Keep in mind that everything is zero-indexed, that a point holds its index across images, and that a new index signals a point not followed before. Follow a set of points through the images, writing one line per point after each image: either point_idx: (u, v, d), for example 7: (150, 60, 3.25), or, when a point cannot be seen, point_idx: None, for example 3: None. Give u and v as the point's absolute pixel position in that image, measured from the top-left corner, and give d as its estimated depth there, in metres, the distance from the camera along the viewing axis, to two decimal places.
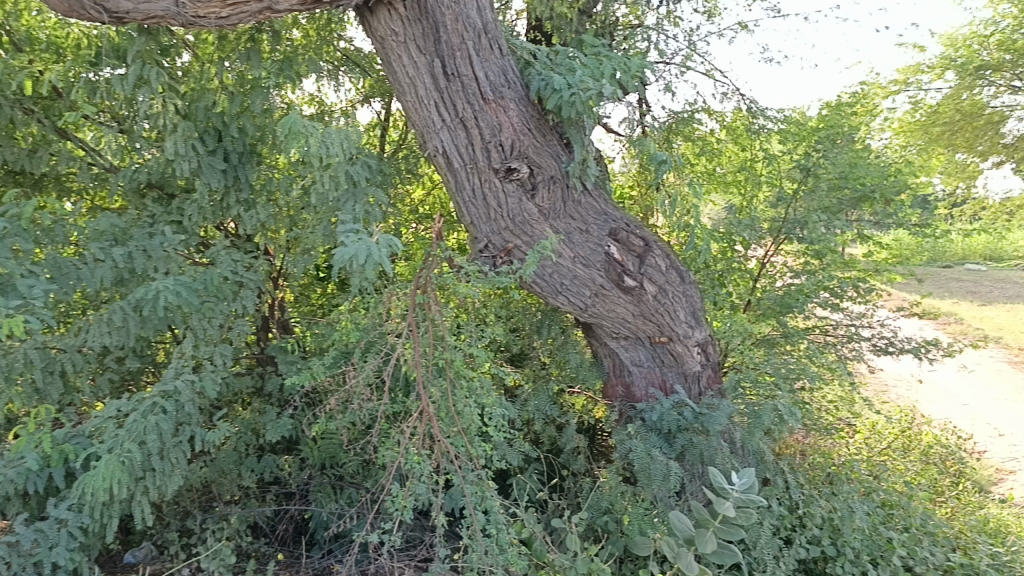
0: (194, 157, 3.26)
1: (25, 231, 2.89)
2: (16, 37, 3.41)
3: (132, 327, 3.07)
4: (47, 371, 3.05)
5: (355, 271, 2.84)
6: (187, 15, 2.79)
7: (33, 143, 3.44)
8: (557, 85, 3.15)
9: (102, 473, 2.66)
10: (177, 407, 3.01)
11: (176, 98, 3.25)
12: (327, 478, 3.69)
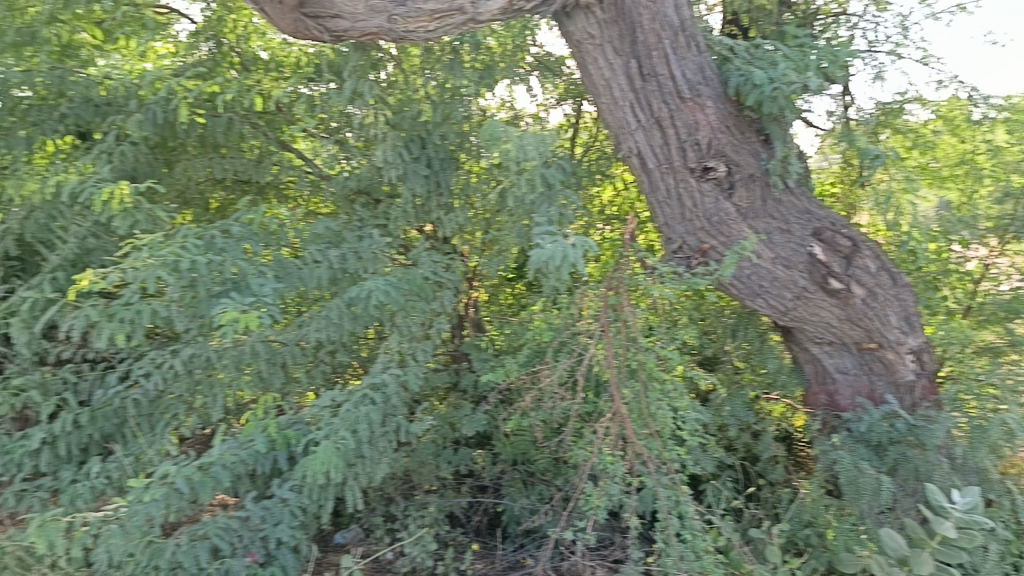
0: (401, 164, 3.48)
1: (256, 235, 3.22)
2: (245, 58, 3.77)
3: (346, 325, 3.26)
4: (271, 363, 3.31)
5: (551, 273, 2.90)
6: (398, 30, 2.96)
7: (259, 154, 3.78)
8: (758, 81, 3.05)
9: (323, 458, 2.89)
10: (385, 400, 3.19)
11: (385, 108, 3.48)
12: (519, 474, 3.77)
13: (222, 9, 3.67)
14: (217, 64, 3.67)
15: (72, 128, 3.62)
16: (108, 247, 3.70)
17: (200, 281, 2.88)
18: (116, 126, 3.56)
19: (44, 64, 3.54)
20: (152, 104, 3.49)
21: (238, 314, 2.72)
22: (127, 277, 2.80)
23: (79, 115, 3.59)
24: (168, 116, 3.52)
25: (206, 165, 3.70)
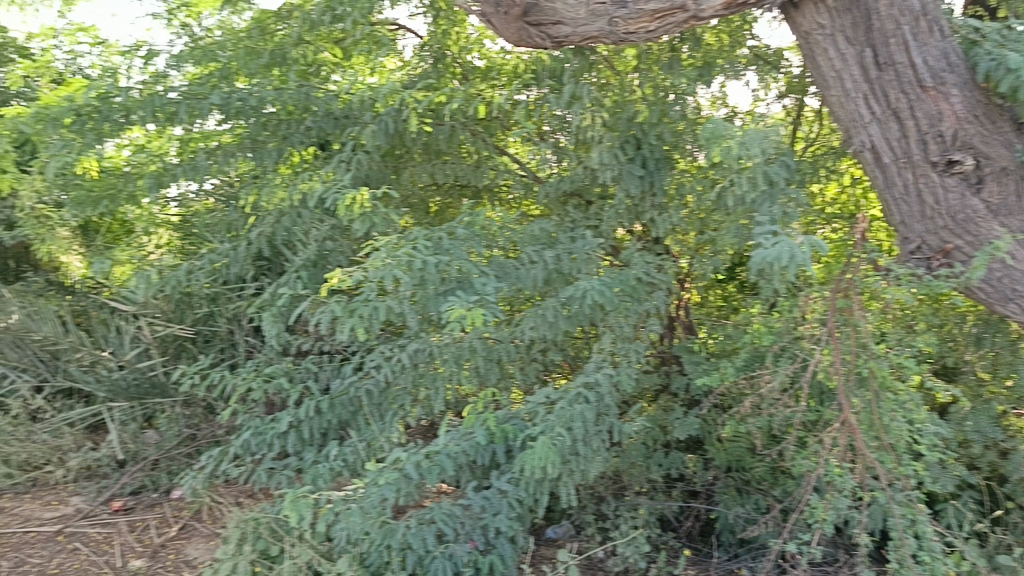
0: (616, 165, 3.48)
1: (479, 236, 3.37)
2: (466, 68, 3.96)
3: (561, 324, 3.32)
4: (488, 359, 3.43)
5: (775, 273, 2.79)
6: (619, 33, 2.99)
7: (477, 159, 3.96)
8: (1014, 64, 2.81)
9: (540, 453, 2.96)
10: (599, 398, 3.21)
11: (602, 110, 3.46)
12: (733, 481, 3.67)
13: (445, 23, 3.88)
14: (440, 74, 3.88)
15: (314, 140, 3.95)
16: (345, 249, 4.02)
17: (429, 280, 3.05)
18: (354, 137, 3.81)
19: (291, 83, 3.90)
20: (385, 115, 3.71)
21: (465, 311, 2.85)
22: (368, 276, 2.99)
23: (321, 127, 3.88)
24: (398, 126, 3.72)
25: (429, 172, 3.96)
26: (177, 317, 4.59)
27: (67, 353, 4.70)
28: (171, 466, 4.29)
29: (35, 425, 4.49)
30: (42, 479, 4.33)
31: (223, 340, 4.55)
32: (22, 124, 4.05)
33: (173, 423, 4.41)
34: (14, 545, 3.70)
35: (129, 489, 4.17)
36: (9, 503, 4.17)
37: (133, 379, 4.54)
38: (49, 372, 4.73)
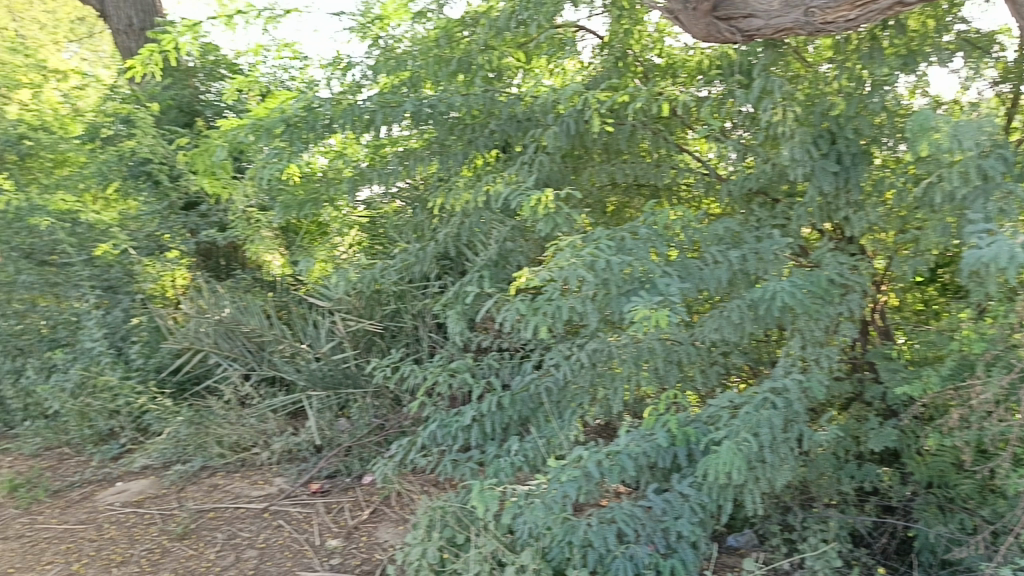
0: (809, 161, 3.32)
1: (662, 236, 3.34)
2: (647, 66, 3.92)
3: (747, 325, 3.21)
4: (668, 360, 3.38)
5: (991, 275, 2.58)
6: (816, 23, 2.98)
7: (658, 158, 3.90)
8: None
9: (724, 458, 2.89)
10: (788, 404, 3.08)
11: (794, 105, 3.35)
12: (934, 498, 3.44)
13: (627, 22, 3.83)
14: (622, 73, 3.86)
15: (498, 143, 4.03)
16: (526, 250, 4.11)
17: (613, 280, 3.05)
18: (536, 139, 3.84)
19: (477, 88, 4.00)
20: (567, 116, 3.71)
21: (650, 312, 2.86)
22: (552, 276, 3.05)
23: (506, 130, 3.94)
24: (580, 127, 3.71)
25: (609, 172, 3.94)
26: (367, 312, 4.84)
27: (271, 345, 5.10)
28: (362, 453, 4.56)
29: (244, 410, 4.94)
30: (249, 459, 4.70)
31: (408, 336, 4.83)
32: (237, 135, 4.38)
33: (364, 412, 4.71)
34: (227, 518, 4.05)
35: (326, 472, 4.47)
36: (222, 480, 4.56)
37: (328, 370, 4.86)
38: (256, 362, 5.18)
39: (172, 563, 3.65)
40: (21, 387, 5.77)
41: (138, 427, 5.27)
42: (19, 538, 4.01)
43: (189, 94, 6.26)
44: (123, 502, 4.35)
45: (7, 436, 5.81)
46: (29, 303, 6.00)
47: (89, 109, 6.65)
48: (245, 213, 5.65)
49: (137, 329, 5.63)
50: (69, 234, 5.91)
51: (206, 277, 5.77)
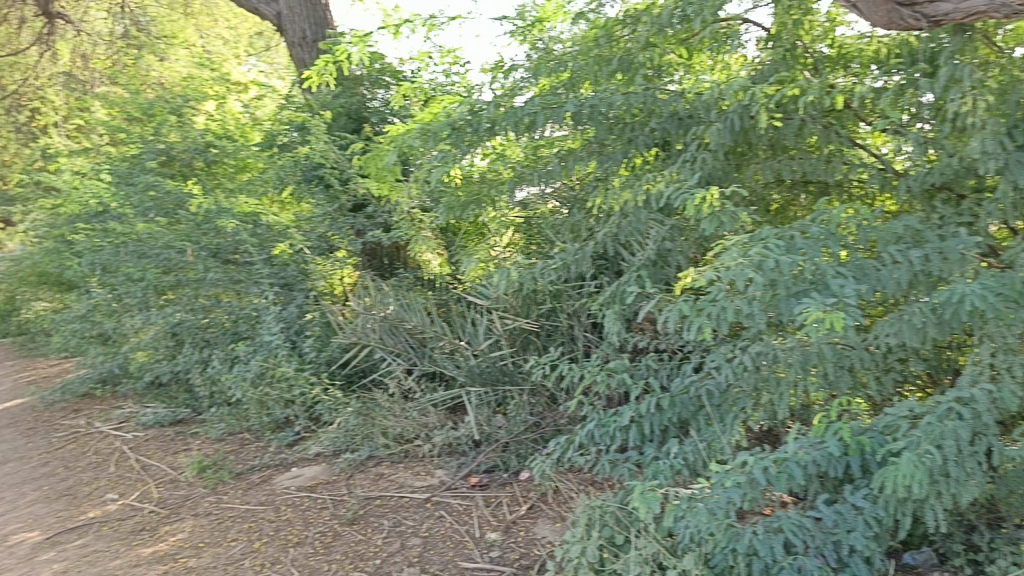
0: (1003, 154, 3.06)
1: (834, 235, 3.19)
2: (817, 58, 3.75)
3: (930, 330, 3.00)
4: (838, 366, 3.22)
5: None
6: (1014, 5, 2.85)
7: (829, 153, 3.70)
8: None
9: (905, 471, 2.73)
10: (975, 416, 2.86)
11: (987, 93, 3.07)
12: None
13: (797, 13, 3.65)
14: (789, 65, 3.69)
15: (657, 141, 3.96)
16: (685, 249, 4.03)
17: (782, 281, 2.95)
18: (698, 136, 3.75)
19: (638, 87, 3.92)
20: (731, 111, 3.60)
21: (823, 314, 2.74)
22: (719, 276, 2.98)
23: (666, 128, 3.87)
24: (745, 123, 3.60)
25: (775, 168, 3.77)
26: (523, 311, 4.92)
27: (432, 341, 5.29)
28: (519, 450, 4.60)
29: (407, 403, 5.16)
30: (412, 451, 4.89)
31: (563, 334, 4.86)
32: (406, 139, 4.48)
33: (520, 409, 4.77)
34: (393, 507, 4.21)
35: (484, 467, 4.55)
36: (387, 470, 4.78)
37: (485, 366, 4.99)
38: (418, 357, 5.38)
39: (343, 546, 3.82)
40: (207, 376, 6.26)
41: (311, 416, 5.60)
42: (207, 515, 4.36)
43: (356, 101, 6.58)
44: (298, 487, 4.64)
45: (196, 422, 6.31)
46: (214, 299, 6.53)
47: (268, 119, 7.14)
48: (410, 214, 5.87)
49: (310, 324, 5.95)
50: (251, 235, 6.30)
51: (372, 275, 6.05)
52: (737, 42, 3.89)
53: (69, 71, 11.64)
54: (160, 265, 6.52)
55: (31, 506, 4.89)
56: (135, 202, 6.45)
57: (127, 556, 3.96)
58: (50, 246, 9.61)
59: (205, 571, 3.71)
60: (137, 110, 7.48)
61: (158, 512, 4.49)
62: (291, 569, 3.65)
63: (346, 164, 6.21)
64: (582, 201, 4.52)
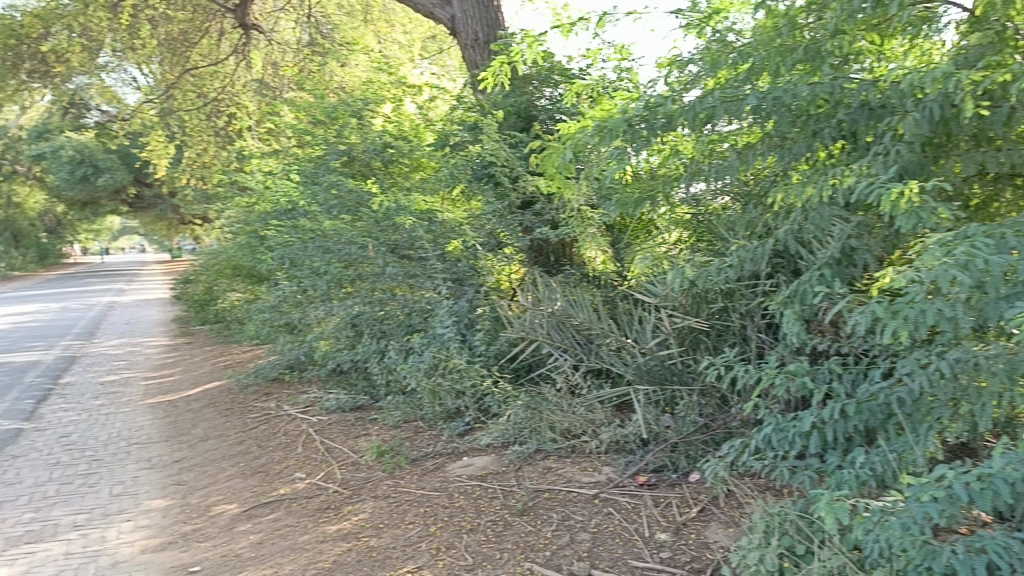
0: None
1: None
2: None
3: None
4: None
5: None
6: None
7: None
8: None
9: None
10: None
11: None
12: None
13: None
14: (998, 48, 3.40)
15: (844, 134, 3.74)
16: (874, 248, 3.80)
17: (991, 282, 2.74)
18: (891, 127, 3.52)
19: (824, 78, 3.73)
20: (930, 100, 3.35)
21: None
22: (919, 276, 2.80)
23: (855, 120, 3.67)
24: (946, 112, 3.36)
25: (979, 160, 3.46)
26: (693, 310, 4.85)
27: (598, 338, 5.28)
28: (688, 451, 4.53)
29: (574, 398, 5.20)
30: (579, 447, 4.92)
31: (735, 335, 4.73)
32: (584, 135, 4.27)
33: (689, 409, 4.66)
34: (561, 500, 4.24)
35: (652, 466, 4.50)
36: (555, 464, 4.83)
37: (654, 365, 4.92)
38: (585, 354, 5.40)
39: (514, 536, 3.89)
40: (385, 365, 6.61)
41: (480, 407, 5.77)
42: (386, 498, 4.58)
43: (526, 101, 6.70)
44: (469, 476, 4.78)
45: (374, 409, 6.71)
46: (389, 293, 6.73)
47: (441, 120, 7.42)
48: (581, 212, 5.94)
49: (481, 319, 6.08)
50: (426, 232, 6.42)
51: (538, 270, 6.15)
52: (934, 28, 3.68)
53: (260, 78, 12.52)
54: (342, 260, 6.70)
55: (230, 480, 5.33)
56: (320, 200, 6.76)
57: (315, 532, 4.23)
58: (243, 241, 10.40)
59: (385, 551, 3.88)
60: (322, 114, 7.95)
61: (342, 492, 4.77)
62: (465, 555, 3.76)
63: (516, 162, 6.32)
64: (758, 197, 4.33)
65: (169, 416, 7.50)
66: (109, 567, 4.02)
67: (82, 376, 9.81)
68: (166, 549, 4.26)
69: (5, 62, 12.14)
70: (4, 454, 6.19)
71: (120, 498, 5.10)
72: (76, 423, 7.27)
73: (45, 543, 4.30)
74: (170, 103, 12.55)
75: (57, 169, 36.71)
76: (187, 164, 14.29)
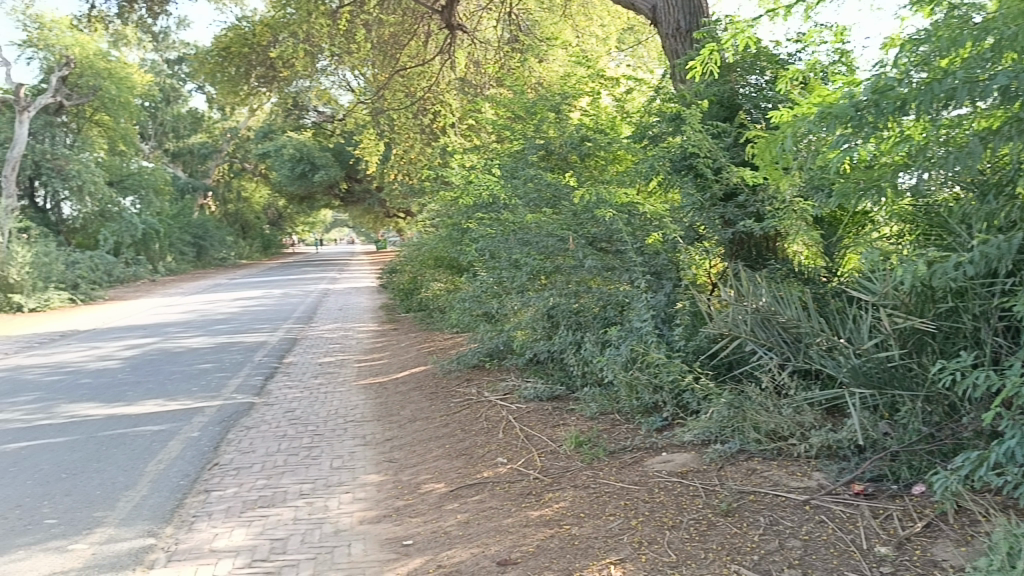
0: None
1: None
2: None
3: None
4: None
5: None
6: None
7: None
8: None
9: None
10: None
11: None
12: None
13: None
14: None
15: None
16: None
17: None
18: None
19: None
20: None
21: None
22: None
23: None
24: None
25: None
26: (917, 310, 4.50)
27: (808, 337, 5.00)
28: (911, 461, 4.22)
29: (781, 399, 4.97)
30: (786, 449, 4.68)
31: (966, 337, 4.35)
32: (806, 123, 4.08)
33: (913, 416, 4.33)
34: (768, 504, 4.08)
35: (870, 475, 4.25)
36: (760, 466, 4.60)
37: (873, 368, 4.58)
38: (793, 352, 5.16)
39: (719, 537, 3.78)
40: (580, 357, 6.63)
41: (679, 403, 5.65)
42: (586, 488, 4.61)
43: (730, 89, 6.43)
44: (669, 472, 4.70)
45: (570, 399, 6.79)
46: (585, 285, 6.75)
47: (638, 111, 7.32)
48: (793, 204, 5.60)
49: (680, 313, 5.89)
50: (626, 224, 6.28)
51: (740, 264, 5.92)
52: None
53: (463, 77, 12.99)
54: (541, 252, 6.77)
55: (437, 461, 5.59)
56: (522, 194, 6.99)
57: (518, 516, 4.34)
58: (445, 233, 10.83)
59: (588, 540, 3.91)
60: (522, 109, 8.09)
61: (542, 479, 4.86)
62: (668, 551, 3.71)
63: (720, 153, 6.05)
64: (998, 187, 3.95)
65: (380, 397, 7.98)
66: (331, 534, 4.33)
67: (303, 356, 10.64)
68: (381, 522, 4.53)
69: (240, 69, 13.37)
70: (240, 424, 6.84)
71: (339, 470, 5.48)
72: (299, 399, 7.90)
73: (276, 507, 4.71)
74: (380, 103, 13.31)
75: (279, 167, 40.02)
76: (396, 160, 15.11)
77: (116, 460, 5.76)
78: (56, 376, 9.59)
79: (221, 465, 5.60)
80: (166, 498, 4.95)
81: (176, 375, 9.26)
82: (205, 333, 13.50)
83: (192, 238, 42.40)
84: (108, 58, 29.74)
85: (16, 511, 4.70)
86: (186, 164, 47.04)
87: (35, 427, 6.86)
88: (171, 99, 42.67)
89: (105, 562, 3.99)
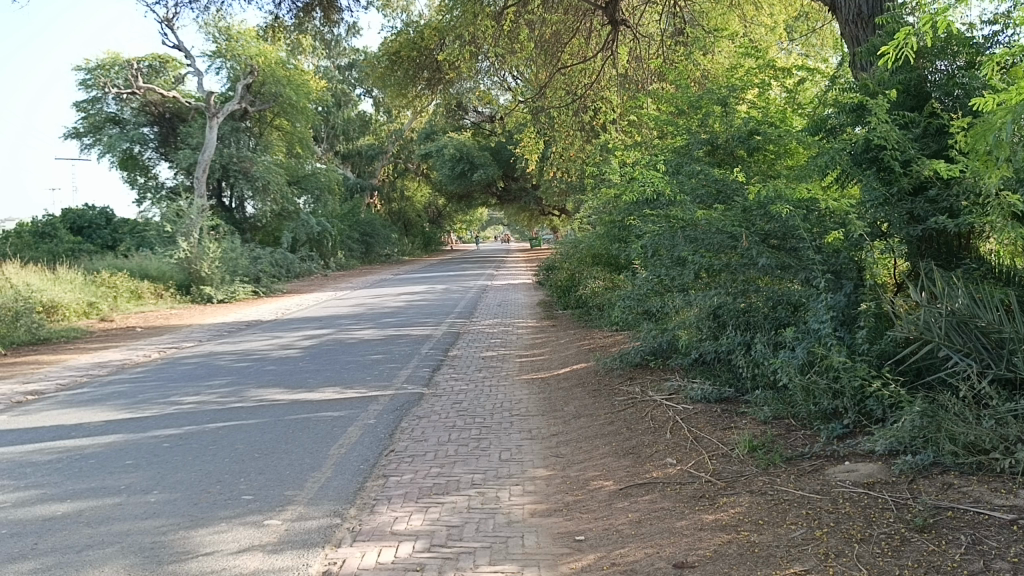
0: None
1: None
2: None
3: None
4: None
5: None
6: None
7: None
8: None
9: None
10: None
11: None
12: None
13: None
14: None
15: None
16: None
17: None
18: None
19: None
20: None
21: None
22: None
23: None
24: None
25: None
26: None
27: (1013, 344, 4.64)
28: None
29: (982, 410, 4.57)
30: (987, 464, 4.26)
31: None
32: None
33: None
34: (969, 521, 3.76)
35: None
36: (957, 481, 4.23)
37: None
38: (993, 359, 4.73)
39: (914, 554, 3.53)
40: (751, 358, 6.34)
41: (862, 410, 5.30)
42: (763, 494, 4.44)
43: (918, 76, 5.95)
44: (854, 482, 4.44)
45: (740, 402, 6.53)
46: (753, 284, 6.47)
47: (809, 102, 6.90)
48: (996, 196, 5.04)
49: (863, 315, 5.50)
50: (804, 220, 5.77)
51: (931, 263, 5.50)
52: None
53: (624, 73, 12.85)
54: (707, 250, 6.38)
55: (605, 458, 5.55)
56: (687, 189, 6.73)
57: (692, 519, 4.24)
58: (603, 231, 10.76)
59: (769, 548, 3.77)
60: (686, 103, 7.87)
61: (715, 483, 4.73)
62: (859, 565, 3.50)
63: (907, 144, 5.60)
64: None
65: (544, 393, 8.04)
66: (505, 525, 4.40)
67: (467, 350, 10.90)
68: (553, 515, 4.55)
69: (408, 72, 13.90)
70: (412, 414, 7.09)
71: (509, 463, 5.57)
72: (465, 392, 8.09)
73: (451, 495, 4.83)
74: (542, 101, 13.41)
75: (441, 166, 41.29)
76: (555, 158, 15.19)
77: (301, 443, 6.11)
78: (244, 362, 10.33)
79: (397, 452, 5.81)
80: (349, 480, 5.20)
81: (351, 364, 9.73)
82: (376, 325, 14.13)
83: (359, 235, 44.65)
84: (287, 67, 31.70)
85: (217, 486, 5.08)
86: (354, 164, 49.50)
87: (229, 409, 7.39)
88: (342, 103, 45.18)
89: (298, 539, 4.23)
